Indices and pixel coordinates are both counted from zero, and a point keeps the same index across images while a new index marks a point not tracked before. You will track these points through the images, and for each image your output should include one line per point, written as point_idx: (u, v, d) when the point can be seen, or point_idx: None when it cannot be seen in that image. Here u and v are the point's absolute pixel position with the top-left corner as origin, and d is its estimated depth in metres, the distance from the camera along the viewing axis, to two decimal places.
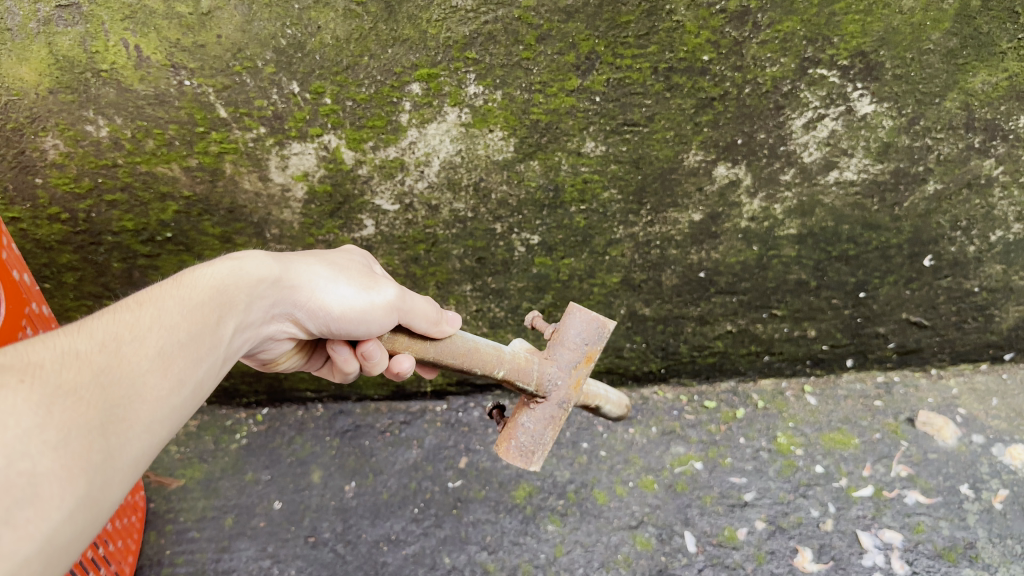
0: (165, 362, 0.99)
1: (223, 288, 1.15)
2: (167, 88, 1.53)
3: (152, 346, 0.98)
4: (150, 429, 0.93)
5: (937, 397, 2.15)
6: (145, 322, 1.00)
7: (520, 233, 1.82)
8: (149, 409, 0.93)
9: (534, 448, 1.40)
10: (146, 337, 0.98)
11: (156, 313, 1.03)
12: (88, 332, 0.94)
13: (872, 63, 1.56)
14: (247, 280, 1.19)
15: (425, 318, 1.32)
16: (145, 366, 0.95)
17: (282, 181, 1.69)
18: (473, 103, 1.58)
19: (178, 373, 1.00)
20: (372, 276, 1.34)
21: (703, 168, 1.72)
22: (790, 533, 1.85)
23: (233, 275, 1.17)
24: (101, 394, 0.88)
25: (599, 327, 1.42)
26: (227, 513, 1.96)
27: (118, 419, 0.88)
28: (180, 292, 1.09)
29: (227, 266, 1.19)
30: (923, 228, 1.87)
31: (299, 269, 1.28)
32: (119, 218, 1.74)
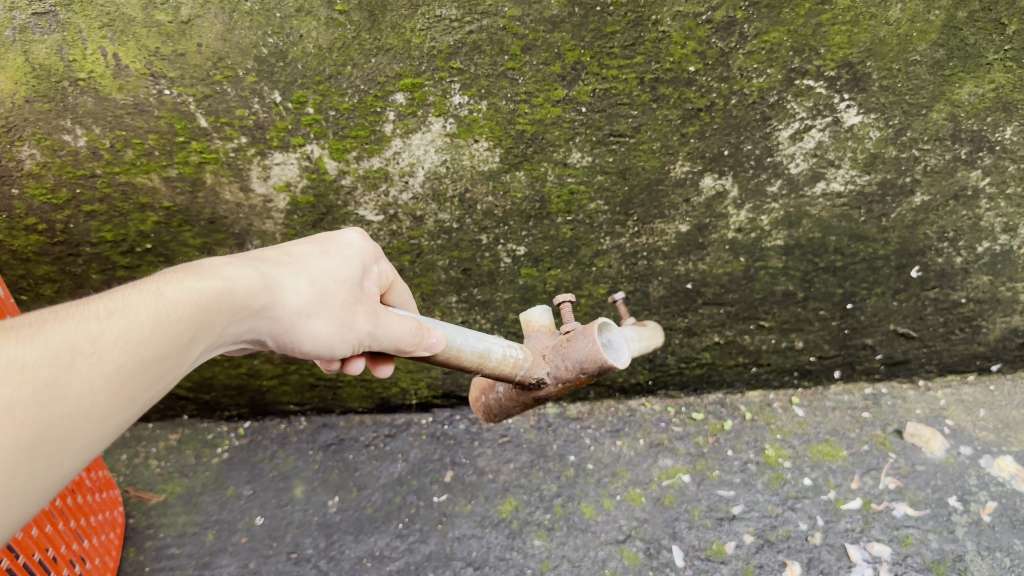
0: (119, 386, 0.87)
1: (204, 309, 0.96)
2: (146, 98, 1.50)
3: (112, 362, 0.87)
4: (88, 452, 0.85)
5: (925, 408, 2.14)
6: (110, 335, 0.87)
7: (506, 244, 1.81)
8: (90, 432, 0.84)
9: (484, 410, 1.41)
10: (107, 354, 0.86)
11: (124, 325, 0.89)
12: (41, 339, 0.83)
13: (859, 74, 1.55)
14: (232, 304, 1.00)
15: (403, 347, 1.11)
16: (94, 387, 0.84)
17: (265, 192, 1.66)
18: (458, 113, 1.56)
19: (131, 397, 0.89)
20: (361, 298, 1.13)
21: (689, 179, 1.70)
22: (779, 547, 1.83)
23: (220, 295, 0.98)
24: (38, 415, 0.79)
25: (603, 368, 1.20)
26: (208, 529, 1.92)
27: (49, 442, 0.80)
28: (155, 299, 0.94)
29: (212, 279, 0.99)
30: (911, 239, 1.86)
31: (291, 287, 1.08)
32: (97, 229, 1.71)
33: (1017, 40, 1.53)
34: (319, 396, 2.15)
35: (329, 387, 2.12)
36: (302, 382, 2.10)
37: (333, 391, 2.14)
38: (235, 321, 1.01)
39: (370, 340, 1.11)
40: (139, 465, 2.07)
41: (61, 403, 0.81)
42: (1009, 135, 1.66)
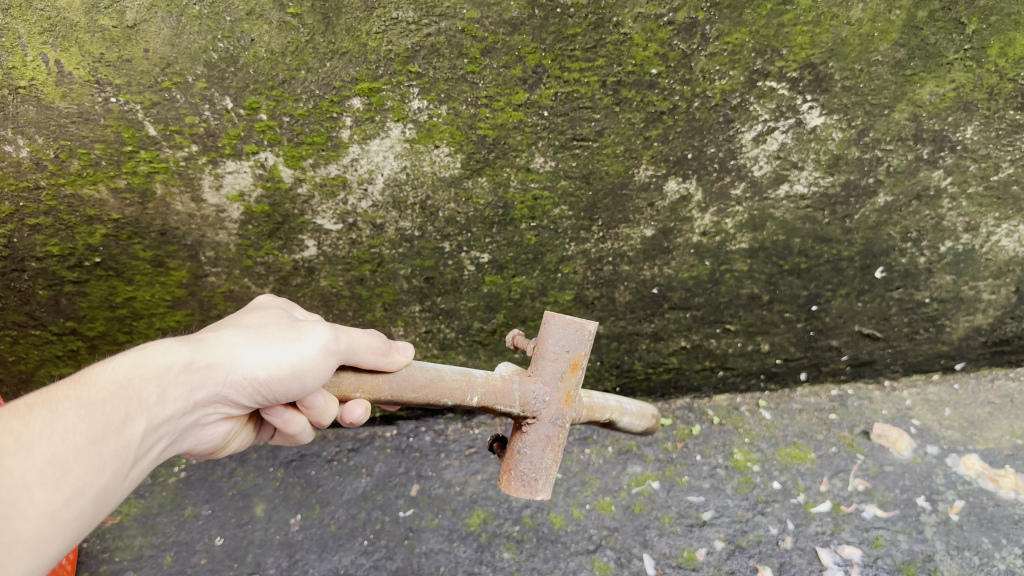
0: (57, 475, 0.98)
1: (127, 382, 1.08)
2: (91, 106, 1.44)
3: (42, 455, 0.98)
4: (34, 547, 0.96)
5: (892, 409, 2.14)
6: (34, 430, 0.99)
7: (469, 252, 1.77)
8: (32, 528, 0.95)
9: (537, 476, 1.33)
10: (33, 447, 0.97)
11: (47, 419, 1.00)
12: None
13: (821, 74, 1.54)
14: (156, 368, 1.11)
15: (374, 348, 1.22)
16: (26, 483, 0.95)
17: (217, 202, 1.61)
18: (418, 118, 1.52)
19: (75, 482, 1.00)
20: (296, 325, 1.24)
21: (654, 183, 1.68)
22: (749, 552, 1.82)
23: (137, 365, 1.10)
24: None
25: (578, 336, 1.33)
26: (166, 551, 1.86)
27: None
28: (77, 391, 1.04)
29: (132, 356, 1.11)
30: (875, 240, 1.86)
31: (213, 344, 1.18)
32: (43, 243, 1.64)
33: (977, 39, 1.53)
34: None
35: None
36: None
37: None
38: (167, 383, 1.12)
39: (332, 344, 1.19)
40: None
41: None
42: (970, 134, 1.66)
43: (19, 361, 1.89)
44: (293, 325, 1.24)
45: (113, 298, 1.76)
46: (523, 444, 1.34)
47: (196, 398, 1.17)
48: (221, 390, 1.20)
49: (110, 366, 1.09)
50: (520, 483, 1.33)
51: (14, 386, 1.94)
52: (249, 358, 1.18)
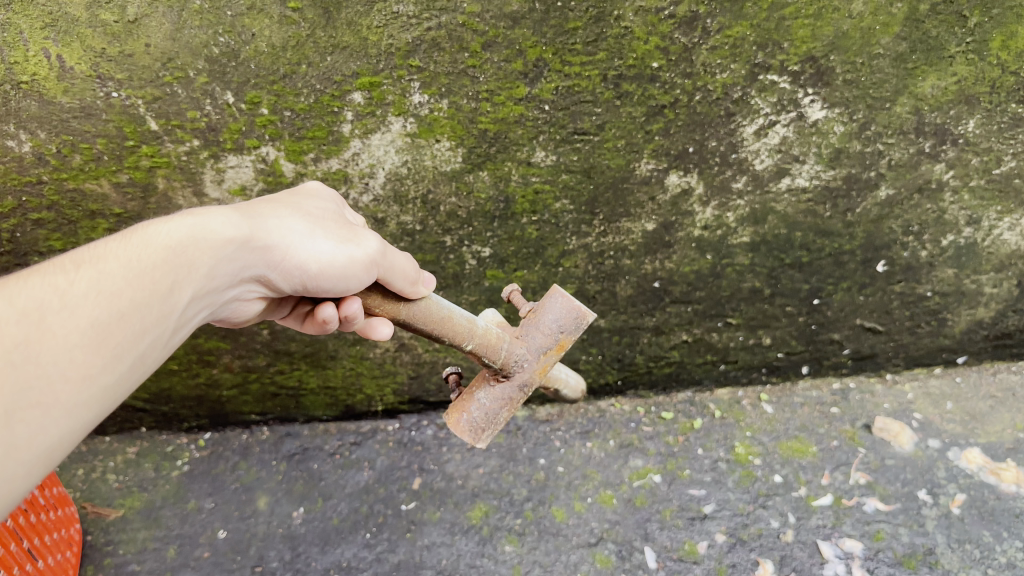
0: (97, 337, 0.95)
1: (177, 249, 1.06)
2: (93, 101, 1.44)
3: (86, 316, 0.95)
4: (72, 412, 0.91)
5: (893, 402, 2.15)
6: (79, 290, 0.96)
7: (470, 246, 1.77)
8: (72, 390, 0.91)
9: (486, 426, 1.33)
10: (78, 307, 0.94)
11: (94, 279, 0.98)
12: (10, 296, 0.91)
13: (823, 68, 1.54)
14: (210, 239, 1.09)
15: (409, 274, 1.20)
16: (68, 341, 0.92)
17: (219, 196, 1.61)
18: (419, 112, 1.52)
19: (116, 348, 0.97)
20: (351, 228, 1.22)
21: (655, 177, 1.68)
22: (751, 545, 1.82)
23: (193, 235, 1.08)
24: (10, 376, 0.86)
25: (578, 319, 1.35)
26: (170, 544, 1.87)
27: (32, 402, 0.87)
28: (127, 254, 1.02)
29: (188, 223, 1.09)
30: (876, 233, 1.86)
31: (270, 225, 1.16)
32: (46, 237, 1.64)
33: (979, 32, 1.52)
34: (281, 405, 2.10)
35: (291, 395, 2.07)
36: (264, 391, 2.05)
37: (296, 399, 2.09)
38: (221, 259, 1.10)
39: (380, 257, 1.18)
40: (97, 480, 2.00)
41: (32, 362, 0.88)
42: (971, 128, 1.66)
43: None
44: (348, 227, 1.22)
45: None
46: (485, 395, 1.34)
47: (242, 277, 1.15)
48: (267, 273, 1.18)
49: (165, 231, 1.06)
50: (469, 428, 1.33)
51: None
52: (303, 247, 1.16)
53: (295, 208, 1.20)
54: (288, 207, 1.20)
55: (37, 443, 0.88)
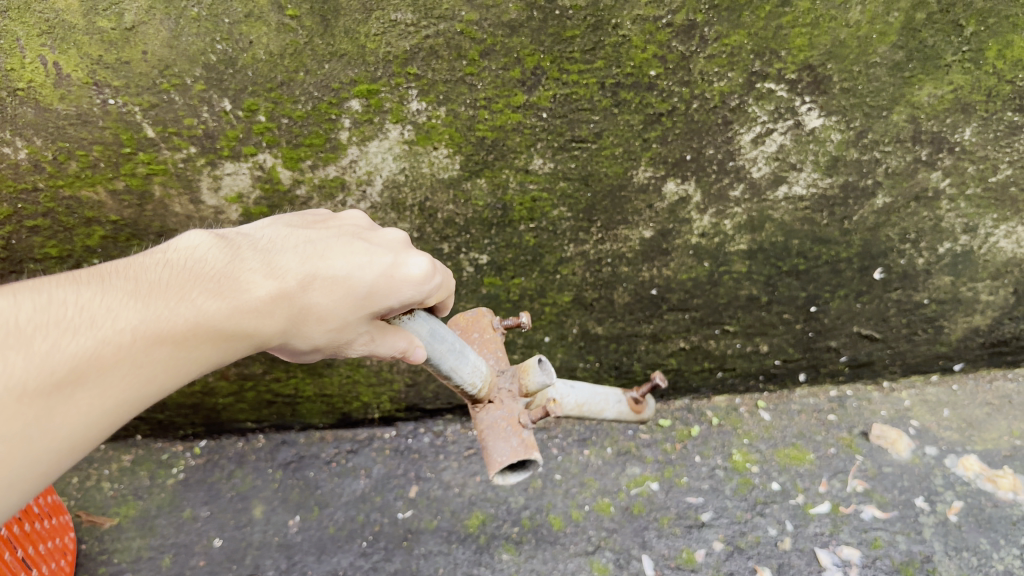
0: (113, 418, 0.90)
1: (213, 347, 0.97)
2: (90, 108, 1.44)
3: (111, 399, 0.89)
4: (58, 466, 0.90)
5: (890, 409, 2.15)
6: (118, 372, 0.88)
7: (468, 253, 1.77)
8: (70, 457, 0.88)
9: None
10: (109, 389, 0.88)
11: (135, 362, 0.90)
12: (54, 358, 0.83)
13: (820, 76, 1.54)
14: (243, 341, 1.00)
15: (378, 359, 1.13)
16: (86, 421, 0.87)
17: (216, 203, 1.60)
18: (416, 120, 1.52)
19: (122, 420, 0.93)
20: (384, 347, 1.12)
21: (652, 185, 1.68)
22: (748, 553, 1.82)
23: (233, 338, 0.99)
24: (23, 452, 0.82)
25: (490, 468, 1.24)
26: (165, 553, 1.86)
27: (31, 473, 0.84)
28: (176, 337, 0.93)
29: (239, 319, 0.98)
30: (873, 241, 1.86)
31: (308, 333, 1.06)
32: (42, 245, 1.64)
33: (975, 41, 1.52)
34: (277, 413, 2.09)
35: (287, 402, 2.06)
36: (260, 398, 2.04)
37: (292, 407, 2.08)
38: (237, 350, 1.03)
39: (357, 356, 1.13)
40: (91, 488, 1.99)
41: (47, 436, 0.84)
42: (968, 136, 1.66)
43: None
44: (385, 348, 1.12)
45: None
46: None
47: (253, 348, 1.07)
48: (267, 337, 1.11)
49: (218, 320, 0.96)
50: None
51: None
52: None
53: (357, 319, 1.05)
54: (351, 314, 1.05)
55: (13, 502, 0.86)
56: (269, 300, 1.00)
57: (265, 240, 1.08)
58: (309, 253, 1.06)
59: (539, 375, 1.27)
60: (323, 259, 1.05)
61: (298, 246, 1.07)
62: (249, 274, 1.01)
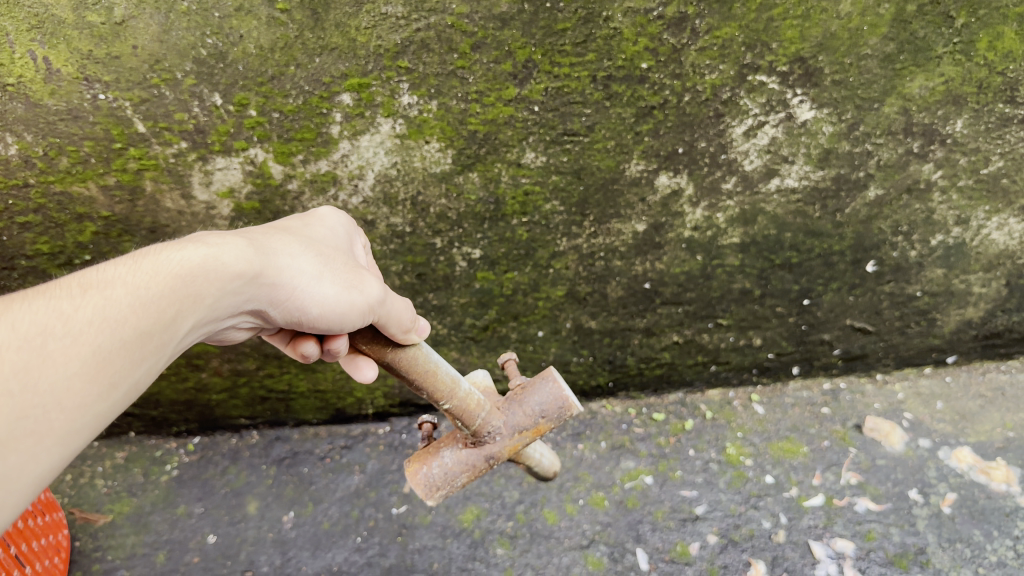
0: (96, 366, 0.90)
1: (188, 278, 1.00)
2: (80, 103, 1.44)
3: (87, 345, 0.90)
4: (64, 441, 0.87)
5: (884, 402, 2.15)
6: (82, 317, 0.91)
7: (460, 248, 1.77)
8: (65, 419, 0.86)
9: (440, 485, 1.35)
10: (80, 334, 0.89)
11: (99, 304, 0.93)
12: (10, 321, 0.87)
13: (811, 69, 1.54)
14: (225, 271, 1.04)
15: (403, 321, 1.19)
16: (67, 370, 0.87)
17: (207, 199, 1.60)
18: (408, 113, 1.52)
19: (112, 377, 0.92)
20: (356, 269, 1.19)
21: (645, 178, 1.68)
22: (743, 546, 1.82)
23: (206, 265, 1.02)
24: (8, 404, 0.81)
25: (562, 406, 1.35)
26: (159, 550, 1.85)
27: (24, 431, 0.82)
28: (133, 278, 0.97)
29: (204, 251, 1.04)
30: (866, 233, 1.86)
31: (286, 263, 1.12)
32: (33, 241, 1.63)
33: (966, 32, 1.53)
34: (271, 409, 2.09)
35: (281, 399, 2.06)
36: (253, 395, 2.04)
37: (286, 403, 2.07)
38: (228, 291, 1.05)
39: (377, 305, 1.15)
40: (85, 486, 1.99)
41: (30, 391, 0.84)
42: (959, 128, 1.67)
43: None
44: (357, 269, 1.19)
45: None
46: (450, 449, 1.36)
47: (250, 308, 1.12)
48: (268, 307, 1.13)
49: (172, 255, 1.02)
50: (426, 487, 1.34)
51: None
52: (310, 287, 1.12)
53: (306, 241, 1.18)
54: (300, 239, 1.17)
55: (26, 477, 0.83)
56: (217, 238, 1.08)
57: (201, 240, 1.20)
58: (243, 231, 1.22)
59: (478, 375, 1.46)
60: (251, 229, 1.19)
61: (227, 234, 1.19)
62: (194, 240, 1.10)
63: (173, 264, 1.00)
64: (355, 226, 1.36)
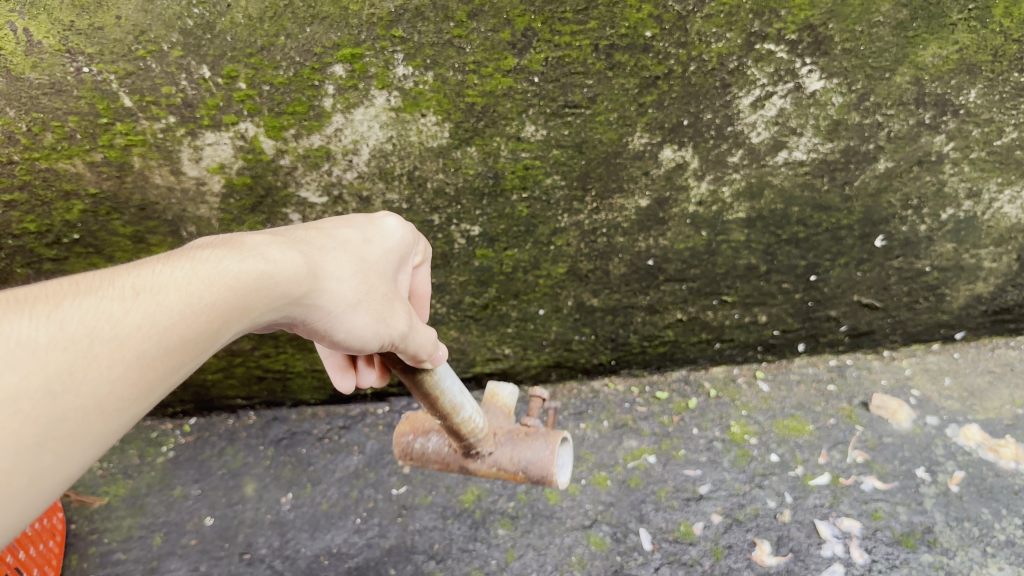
0: (139, 373, 0.80)
1: (237, 292, 0.88)
2: (63, 76, 1.38)
3: (133, 349, 0.80)
4: (100, 442, 0.79)
5: (891, 378, 2.12)
6: (132, 321, 0.80)
7: (459, 225, 1.72)
8: (104, 421, 0.78)
9: (414, 455, 1.46)
10: (128, 340, 0.79)
11: (151, 309, 0.82)
12: (59, 318, 0.77)
13: (821, 37, 1.49)
14: (275, 288, 0.91)
15: (421, 355, 1.13)
16: (110, 374, 0.78)
17: (197, 174, 1.55)
18: (403, 85, 1.47)
19: (153, 384, 0.82)
20: (395, 295, 1.07)
21: (648, 151, 1.63)
22: (747, 526, 1.79)
23: (260, 280, 0.90)
24: (47, 407, 0.73)
25: (543, 475, 1.39)
26: (155, 532, 1.83)
27: (59, 434, 0.74)
28: (186, 282, 0.85)
29: (258, 262, 0.91)
30: (874, 207, 1.82)
31: (335, 284, 0.99)
32: (19, 219, 1.59)
33: None
34: (268, 389, 2.05)
35: (278, 378, 2.02)
36: (249, 374, 2.00)
37: (283, 382, 2.03)
38: (272, 308, 0.92)
39: (401, 340, 1.06)
40: None
41: (72, 392, 0.75)
42: (973, 98, 1.61)
43: None
44: (395, 297, 1.07)
45: None
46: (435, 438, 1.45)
47: (280, 323, 0.99)
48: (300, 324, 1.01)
49: (229, 262, 0.89)
50: (402, 450, 1.47)
51: None
52: (346, 314, 1.00)
53: (362, 257, 1.04)
54: (357, 254, 1.04)
55: (58, 477, 0.76)
56: (272, 245, 0.95)
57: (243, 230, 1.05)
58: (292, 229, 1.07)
59: (507, 390, 1.51)
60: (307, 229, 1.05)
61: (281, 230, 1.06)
62: (247, 238, 0.97)
63: (228, 273, 0.88)
64: (416, 243, 1.18)
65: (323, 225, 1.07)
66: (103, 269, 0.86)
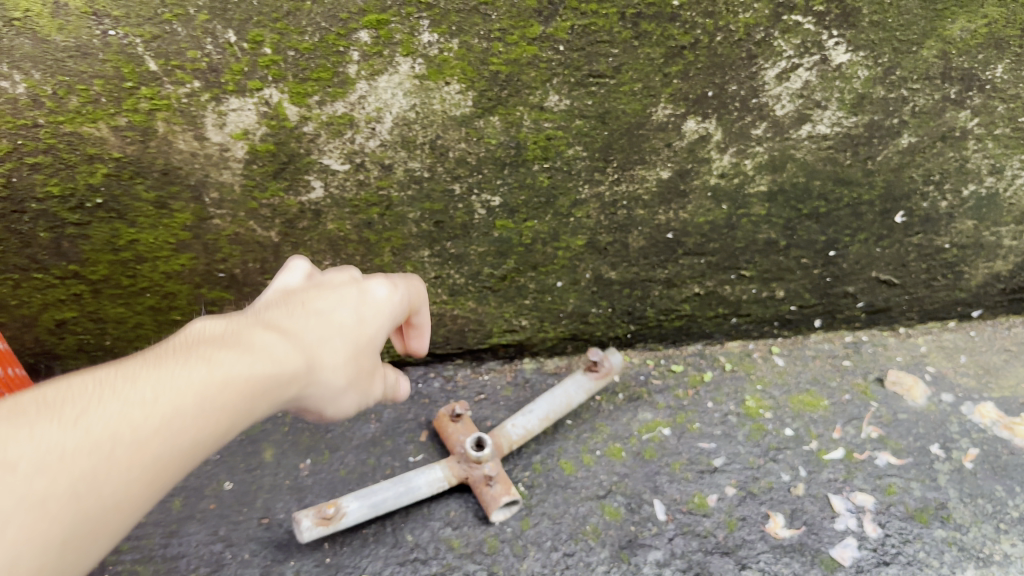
0: (154, 475, 0.83)
1: (247, 395, 0.92)
2: (89, 39, 1.38)
3: (151, 454, 0.82)
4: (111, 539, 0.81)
5: (906, 355, 2.13)
6: (150, 426, 0.82)
7: (480, 195, 1.72)
8: (123, 519, 0.80)
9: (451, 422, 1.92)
10: (146, 445, 0.82)
11: (168, 415, 0.84)
12: (83, 421, 0.79)
13: (849, 9, 1.48)
14: (280, 382, 0.98)
15: (371, 396, 1.20)
16: (128, 478, 0.80)
17: (221, 140, 1.55)
18: (428, 52, 1.47)
19: (163, 486, 0.84)
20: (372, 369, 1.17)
21: (672, 123, 1.63)
22: (761, 499, 1.80)
23: (262, 380, 0.95)
24: (70, 510, 0.76)
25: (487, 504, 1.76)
26: (175, 496, 1.84)
27: (84, 532, 0.77)
28: (198, 383, 0.88)
29: (266, 360, 0.97)
30: (896, 183, 1.81)
31: (331, 364, 1.08)
32: (43, 183, 1.59)
33: None
34: None
35: None
36: None
37: None
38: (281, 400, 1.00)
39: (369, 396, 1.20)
40: None
41: (98, 496, 0.78)
42: (999, 73, 1.61)
43: (20, 305, 1.84)
44: (371, 372, 1.17)
45: (116, 241, 1.72)
46: (311, 517, 1.63)
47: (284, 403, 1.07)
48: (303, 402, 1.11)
49: (238, 364, 0.93)
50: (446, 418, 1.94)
51: (17, 332, 1.90)
52: (339, 394, 1.11)
53: (356, 332, 1.12)
54: (350, 330, 1.11)
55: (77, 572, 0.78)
56: (275, 342, 1.01)
57: (235, 317, 1.05)
58: (294, 293, 1.15)
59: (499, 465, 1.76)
60: (307, 306, 1.12)
61: (281, 299, 1.14)
62: (254, 335, 1.01)
63: (240, 375, 0.92)
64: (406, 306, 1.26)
65: (324, 296, 1.14)
66: (121, 366, 0.88)
